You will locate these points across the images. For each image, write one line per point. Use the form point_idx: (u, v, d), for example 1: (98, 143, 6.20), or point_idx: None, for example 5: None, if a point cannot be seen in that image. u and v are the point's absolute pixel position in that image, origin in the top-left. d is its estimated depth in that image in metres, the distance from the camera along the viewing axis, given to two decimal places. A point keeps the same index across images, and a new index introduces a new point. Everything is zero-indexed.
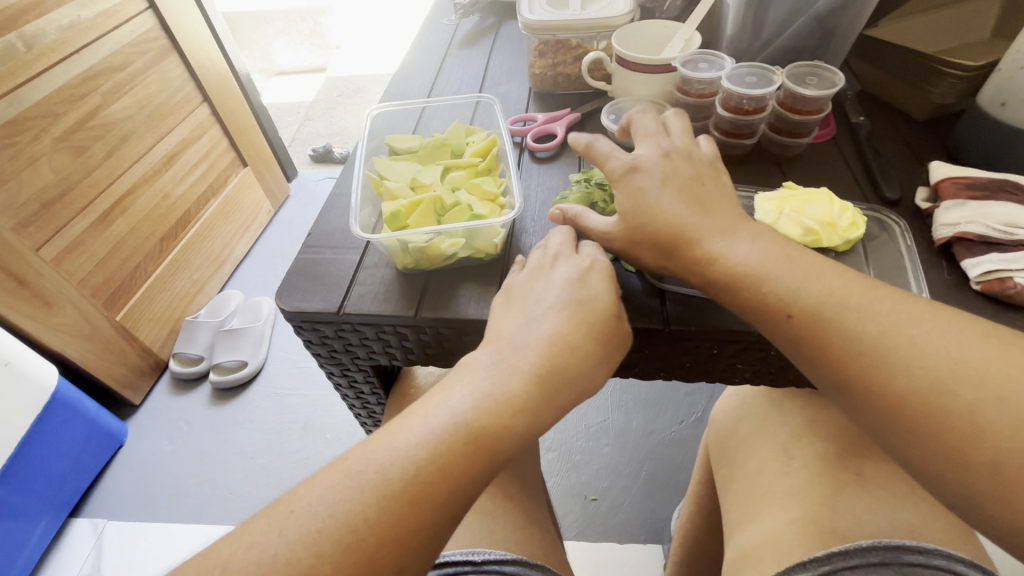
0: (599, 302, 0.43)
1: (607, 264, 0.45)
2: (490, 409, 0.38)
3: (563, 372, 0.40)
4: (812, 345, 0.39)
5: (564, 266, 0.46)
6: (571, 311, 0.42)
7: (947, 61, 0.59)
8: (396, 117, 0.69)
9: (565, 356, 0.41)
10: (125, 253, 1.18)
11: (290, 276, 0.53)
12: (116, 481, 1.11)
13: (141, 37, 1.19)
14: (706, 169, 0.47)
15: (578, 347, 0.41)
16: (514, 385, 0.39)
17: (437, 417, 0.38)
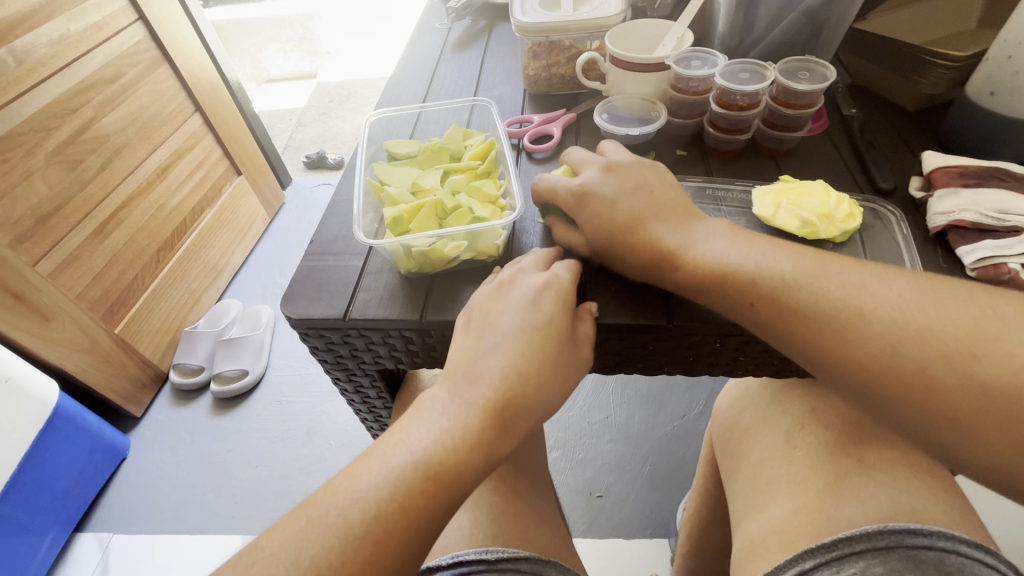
0: (551, 323, 0.43)
1: (564, 284, 0.45)
2: (447, 446, 0.39)
3: (543, 373, 0.42)
4: (782, 327, 0.40)
5: (526, 280, 0.46)
6: (524, 337, 0.42)
7: (935, 52, 0.60)
8: (393, 122, 0.69)
9: (519, 389, 0.41)
10: (122, 265, 1.18)
11: (295, 283, 0.53)
12: (120, 494, 1.11)
13: (131, 49, 1.19)
14: (650, 172, 0.49)
15: (532, 376, 0.41)
16: (469, 421, 0.40)
17: (395, 457, 0.39)
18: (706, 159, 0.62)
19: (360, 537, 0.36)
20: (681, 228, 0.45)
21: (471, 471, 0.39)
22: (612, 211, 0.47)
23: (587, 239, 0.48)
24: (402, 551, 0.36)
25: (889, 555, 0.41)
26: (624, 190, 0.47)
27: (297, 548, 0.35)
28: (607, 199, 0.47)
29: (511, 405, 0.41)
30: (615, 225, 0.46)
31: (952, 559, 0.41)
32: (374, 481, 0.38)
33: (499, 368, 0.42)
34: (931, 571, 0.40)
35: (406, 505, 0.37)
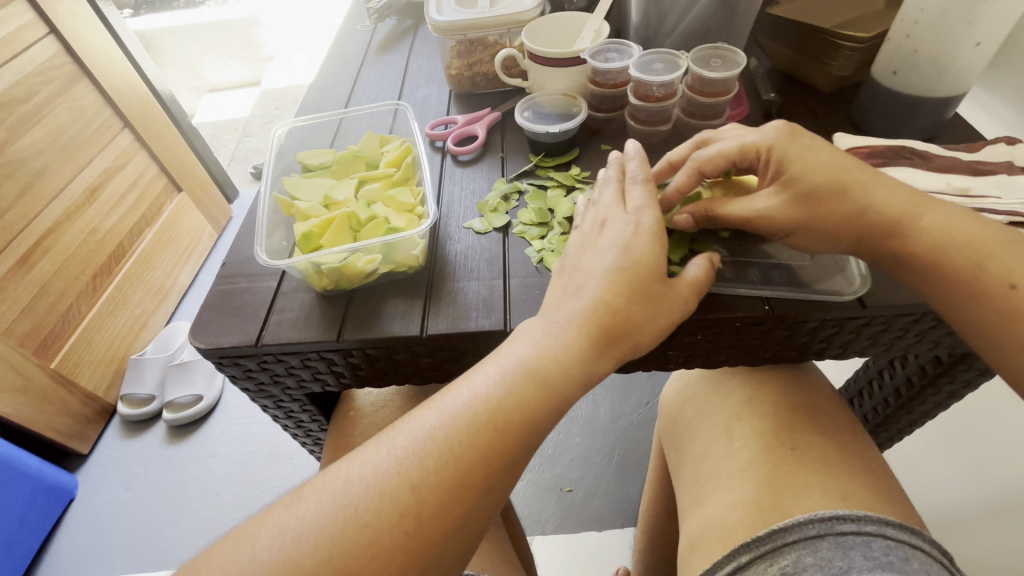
0: (645, 265, 0.41)
1: (652, 225, 0.43)
2: (552, 355, 0.39)
3: (624, 324, 0.40)
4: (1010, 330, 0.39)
5: (617, 225, 0.43)
6: (618, 275, 0.40)
7: (841, 34, 0.60)
8: (312, 130, 0.66)
9: (613, 315, 0.39)
10: (53, 296, 1.10)
11: (203, 312, 0.50)
12: (70, 537, 1.05)
13: (45, 65, 1.11)
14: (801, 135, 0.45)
15: (621, 310, 0.40)
16: (569, 337, 0.39)
17: (505, 361, 0.39)
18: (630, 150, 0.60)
19: (484, 423, 0.36)
20: (909, 206, 0.42)
21: (577, 376, 0.39)
22: (813, 172, 0.43)
23: (777, 197, 0.44)
24: (518, 444, 0.37)
25: (819, 543, 0.41)
26: (836, 157, 0.43)
27: (432, 425, 0.37)
28: (813, 164, 0.43)
29: (612, 330, 0.40)
30: (839, 187, 0.42)
31: (879, 543, 0.41)
32: (491, 374, 0.38)
33: (598, 292, 0.40)
34: (860, 556, 0.40)
35: (523, 404, 0.37)
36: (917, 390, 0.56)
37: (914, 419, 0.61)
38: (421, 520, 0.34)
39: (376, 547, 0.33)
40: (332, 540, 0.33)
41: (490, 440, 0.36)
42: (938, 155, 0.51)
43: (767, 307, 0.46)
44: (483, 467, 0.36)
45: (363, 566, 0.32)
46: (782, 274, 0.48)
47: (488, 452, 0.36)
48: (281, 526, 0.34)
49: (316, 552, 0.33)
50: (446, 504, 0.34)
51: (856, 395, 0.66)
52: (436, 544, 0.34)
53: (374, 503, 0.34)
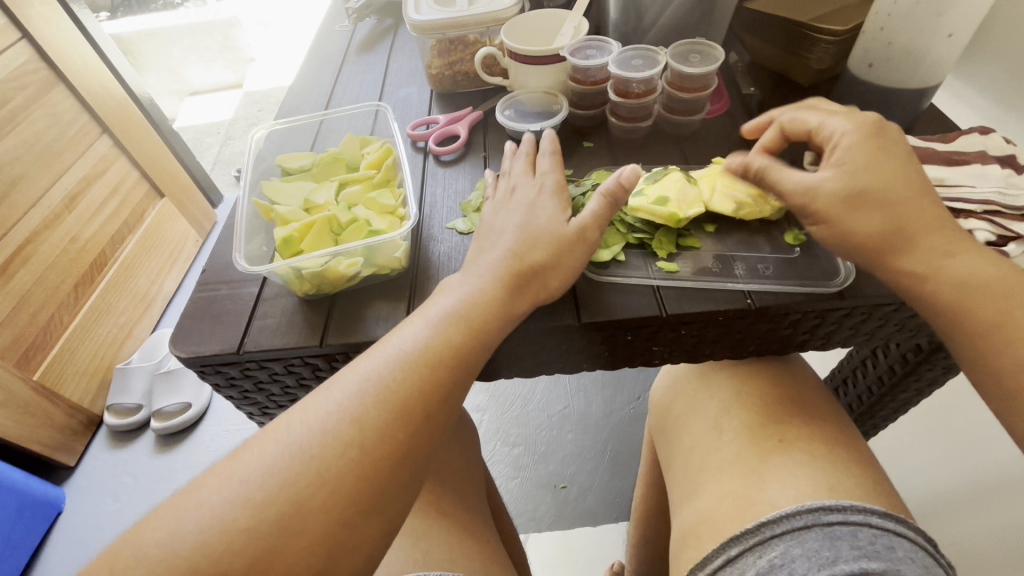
0: (546, 219, 0.45)
1: (553, 185, 0.48)
2: (476, 301, 0.41)
3: (537, 269, 0.43)
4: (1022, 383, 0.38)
5: (524, 191, 0.48)
6: (530, 232, 0.44)
7: (817, 27, 0.60)
8: (291, 133, 0.65)
9: (528, 261, 0.43)
10: (34, 307, 1.08)
11: (183, 321, 0.49)
12: (59, 551, 1.03)
13: (18, 71, 1.08)
14: (890, 143, 0.42)
15: (535, 258, 0.43)
16: (489, 287, 0.42)
17: (431, 312, 0.41)
18: (612, 147, 0.61)
19: (416, 361, 0.38)
20: (944, 239, 0.40)
21: (501, 316, 0.41)
22: (878, 175, 0.41)
23: (834, 181, 0.41)
24: (453, 379, 0.38)
25: (806, 535, 0.42)
26: (902, 167, 0.41)
27: (367, 369, 0.37)
28: (873, 170, 0.41)
29: (525, 275, 0.42)
30: (894, 196, 0.40)
31: (865, 532, 0.42)
32: (420, 324, 0.40)
33: (512, 246, 0.44)
34: (846, 546, 0.41)
35: (451, 343, 0.39)
36: (899, 377, 0.56)
37: (897, 407, 0.62)
38: (369, 454, 0.34)
39: (324, 480, 0.33)
40: (280, 475, 0.33)
41: (424, 376, 0.37)
42: (914, 146, 0.52)
43: (748, 301, 0.46)
44: (419, 401, 0.37)
45: (310, 494, 0.33)
46: (768, 266, 0.48)
47: (423, 388, 0.37)
48: (233, 478, 0.33)
49: (265, 486, 0.33)
50: (389, 436, 0.35)
51: (842, 382, 0.67)
52: (384, 476, 0.34)
53: (318, 440, 0.34)
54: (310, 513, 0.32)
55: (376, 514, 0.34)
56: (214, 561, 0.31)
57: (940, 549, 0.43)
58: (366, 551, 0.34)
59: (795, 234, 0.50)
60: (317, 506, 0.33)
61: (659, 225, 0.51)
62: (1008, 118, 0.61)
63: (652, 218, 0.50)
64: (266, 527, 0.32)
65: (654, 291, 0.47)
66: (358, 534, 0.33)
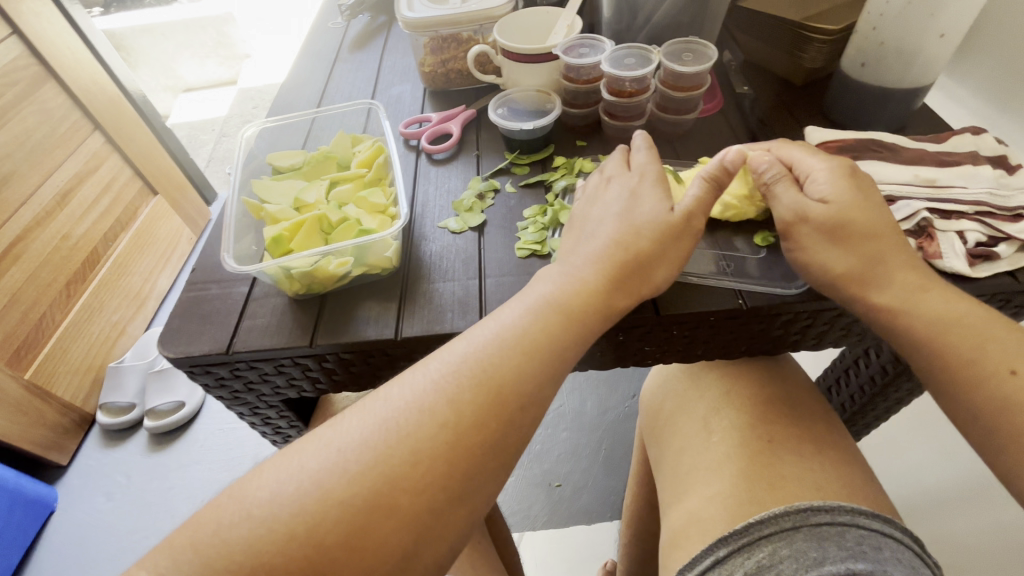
0: (649, 207, 0.43)
1: (656, 173, 0.45)
2: (575, 286, 0.40)
3: (639, 257, 0.41)
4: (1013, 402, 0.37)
5: (620, 181, 0.46)
6: (629, 222, 0.42)
7: (811, 27, 0.60)
8: (283, 131, 0.65)
9: (629, 250, 0.41)
10: (25, 305, 1.07)
11: (173, 320, 0.49)
12: (50, 551, 1.02)
13: (9, 67, 1.07)
14: (868, 187, 0.43)
15: (636, 246, 0.41)
16: (587, 272, 0.41)
17: (530, 296, 0.40)
18: (607, 146, 0.60)
19: (512, 347, 0.37)
20: (917, 276, 0.41)
21: (600, 304, 0.40)
22: (859, 211, 0.42)
23: (821, 212, 0.42)
24: (546, 369, 0.37)
25: (794, 536, 0.42)
26: (880, 211, 0.42)
27: (464, 350, 0.37)
28: (855, 210, 0.41)
29: (627, 266, 0.41)
30: (872, 231, 0.41)
31: (852, 533, 0.42)
32: (517, 307, 0.39)
33: (612, 231, 0.42)
34: (834, 546, 0.41)
35: (547, 330, 0.38)
36: (891, 377, 0.56)
37: (890, 406, 0.61)
38: (459, 438, 0.34)
39: (418, 461, 0.33)
40: (378, 454, 0.33)
41: (526, 361, 0.37)
42: (905, 146, 0.51)
43: (740, 301, 0.46)
44: (513, 387, 0.36)
45: (404, 474, 0.32)
46: (751, 265, 0.48)
47: (520, 372, 0.36)
48: (328, 446, 0.34)
49: (361, 459, 0.33)
50: (484, 421, 0.35)
51: (834, 382, 0.67)
52: (476, 464, 0.34)
53: (415, 418, 0.34)
54: (403, 492, 0.32)
55: (464, 501, 0.33)
56: (307, 531, 0.31)
57: (926, 548, 0.43)
58: (456, 536, 0.33)
59: (763, 235, 0.50)
60: (411, 487, 0.32)
61: None
62: (1001, 118, 0.61)
63: None
64: (361, 505, 0.32)
65: None
66: (450, 517, 0.33)
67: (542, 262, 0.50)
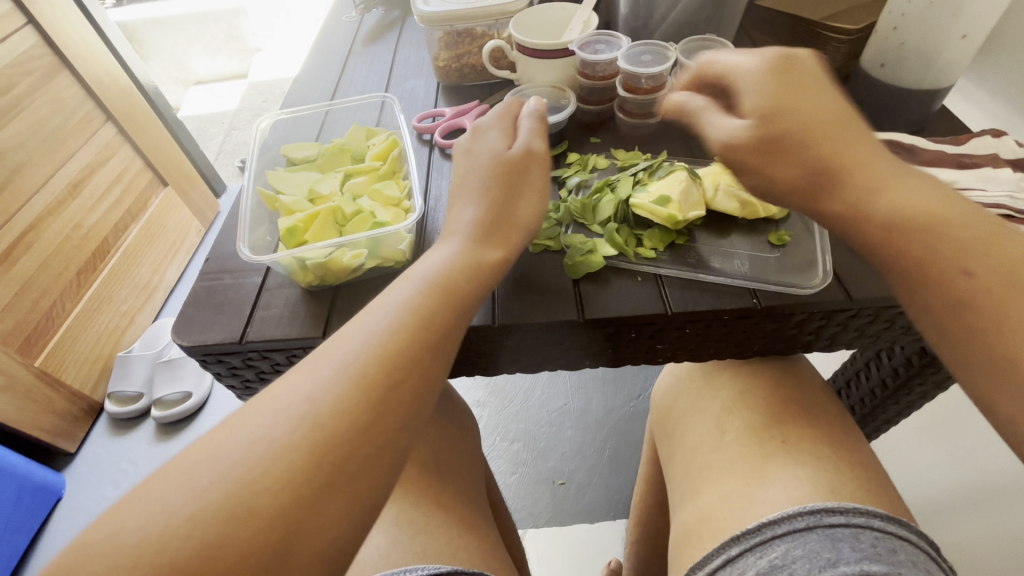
0: (493, 161, 0.45)
1: (493, 130, 0.48)
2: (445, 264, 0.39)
3: (497, 207, 0.43)
4: (984, 312, 0.32)
5: (468, 145, 0.48)
6: (482, 177, 0.45)
7: (832, 26, 0.60)
8: (298, 124, 0.65)
9: (486, 202, 0.43)
10: (36, 293, 1.08)
11: (186, 309, 0.49)
12: (57, 538, 1.03)
13: (23, 56, 1.08)
14: (806, 74, 0.40)
15: (490, 199, 0.43)
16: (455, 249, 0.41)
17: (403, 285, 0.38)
18: (621, 142, 0.60)
19: (385, 330, 0.34)
20: (867, 174, 0.38)
21: (470, 270, 0.39)
22: (792, 103, 0.39)
23: (749, 127, 0.40)
24: (420, 343, 0.34)
25: (808, 536, 0.42)
26: (818, 105, 0.39)
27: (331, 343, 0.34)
28: (790, 109, 0.39)
29: (487, 219, 0.42)
30: (806, 132, 0.39)
31: (867, 535, 0.41)
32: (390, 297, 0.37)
33: (472, 199, 0.44)
34: (848, 547, 0.40)
35: (420, 310, 0.36)
36: (902, 381, 0.56)
37: (899, 410, 0.61)
38: (326, 433, 0.30)
39: (274, 457, 0.29)
40: (225, 477, 0.28)
41: (400, 339, 0.34)
42: (924, 148, 0.51)
43: (755, 300, 0.46)
44: (382, 370, 0.32)
45: (265, 475, 0.28)
46: (768, 263, 0.48)
47: (386, 356, 0.33)
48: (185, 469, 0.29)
49: (218, 473, 0.28)
50: (355, 411, 0.31)
51: (845, 385, 0.67)
52: (351, 454, 0.30)
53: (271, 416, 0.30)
54: (262, 499, 0.27)
55: (338, 495, 0.29)
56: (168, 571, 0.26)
57: (943, 553, 0.43)
58: (334, 543, 0.28)
59: (778, 234, 0.50)
60: (268, 487, 0.28)
61: (654, 225, 0.50)
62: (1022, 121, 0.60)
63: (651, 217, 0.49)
64: (216, 538, 0.26)
65: (660, 288, 0.47)
66: (314, 530, 0.28)
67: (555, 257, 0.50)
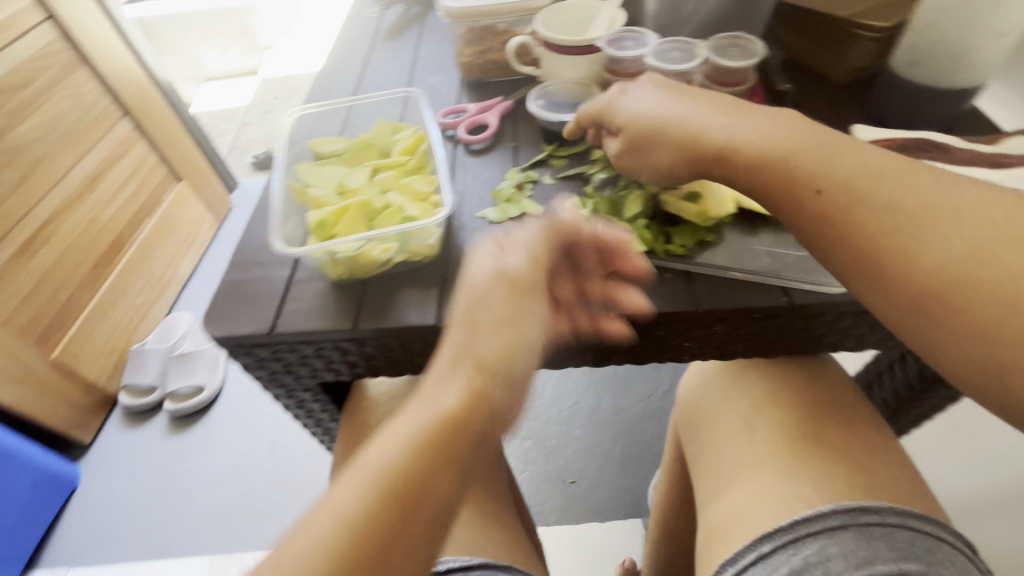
0: (507, 310, 0.39)
1: (505, 267, 0.41)
2: (461, 394, 0.36)
3: (509, 346, 0.38)
4: (837, 221, 0.40)
5: (479, 274, 0.41)
6: (495, 326, 0.38)
7: (856, 23, 0.60)
8: (322, 118, 0.65)
9: (499, 341, 0.38)
10: (54, 285, 1.10)
11: (216, 300, 0.49)
12: (71, 528, 1.05)
13: (43, 51, 1.09)
14: (648, 82, 0.50)
15: (502, 337, 0.38)
16: (470, 380, 0.37)
17: (414, 419, 0.35)
18: None
19: (402, 472, 0.33)
20: (723, 136, 0.44)
21: (485, 402, 0.36)
22: (642, 110, 0.48)
23: (623, 138, 0.49)
24: (435, 481, 0.33)
25: (843, 535, 0.42)
26: (660, 102, 0.48)
27: (344, 486, 0.33)
28: (639, 112, 0.48)
29: (502, 358, 0.38)
30: (667, 126, 0.46)
31: (903, 534, 0.42)
32: (404, 432, 0.34)
33: (480, 337, 0.38)
34: (884, 546, 0.41)
35: (434, 448, 0.34)
36: (930, 381, 0.56)
37: (926, 410, 0.62)
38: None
39: None
40: None
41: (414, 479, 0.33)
42: (958, 147, 0.51)
43: (785, 298, 0.45)
44: (395, 514, 0.32)
45: None
46: (797, 257, 0.48)
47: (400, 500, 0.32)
48: None
49: None
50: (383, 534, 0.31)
51: (865, 388, 0.65)
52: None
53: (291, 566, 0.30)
54: None
55: None
56: None
57: (977, 551, 0.43)
58: None
59: None
60: None
61: (683, 221, 0.50)
62: None
63: (683, 213, 0.50)
64: None
65: (690, 284, 0.47)
66: None
67: None
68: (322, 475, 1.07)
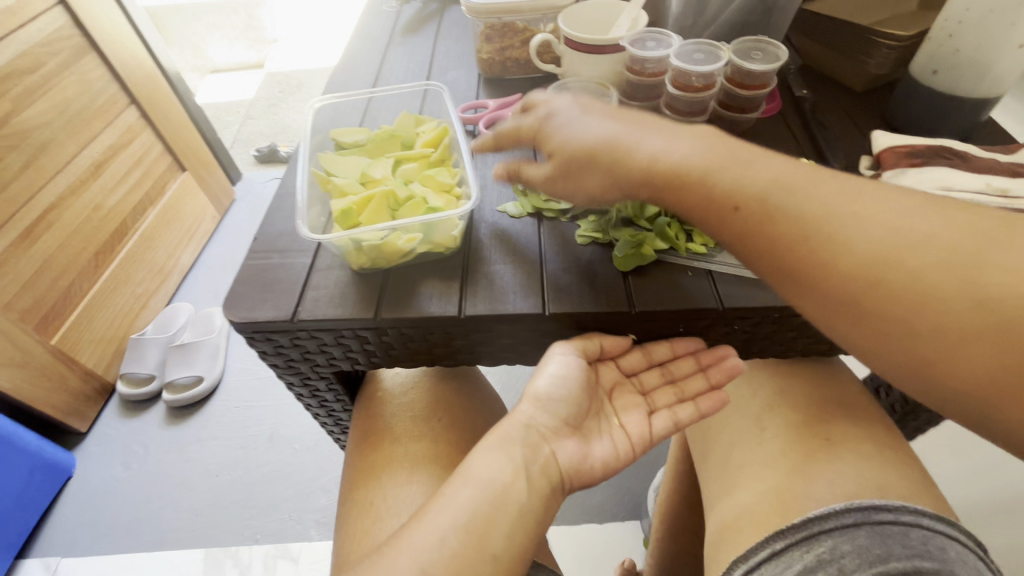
0: (576, 385, 0.49)
1: (570, 356, 0.50)
2: (530, 422, 0.48)
3: (568, 396, 0.49)
4: (759, 236, 0.36)
5: (552, 368, 0.50)
6: (564, 398, 0.49)
7: (883, 32, 0.60)
8: (341, 110, 0.66)
9: (563, 396, 0.49)
10: (55, 271, 1.09)
11: (236, 285, 0.49)
12: (66, 516, 1.04)
13: (52, 36, 1.09)
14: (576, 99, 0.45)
15: (562, 392, 0.49)
16: (530, 411, 0.48)
17: (496, 439, 0.46)
18: None
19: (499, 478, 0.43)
20: (647, 167, 0.39)
21: (542, 424, 0.48)
22: (563, 138, 0.42)
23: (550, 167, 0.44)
24: (521, 482, 0.44)
25: (856, 532, 0.42)
26: (584, 124, 0.42)
27: (462, 492, 0.43)
28: (561, 138, 0.43)
29: (563, 404, 0.49)
30: (593, 155, 0.41)
31: (916, 533, 0.42)
32: (491, 447, 0.46)
33: (543, 388, 0.49)
34: (897, 544, 0.41)
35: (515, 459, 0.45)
36: None
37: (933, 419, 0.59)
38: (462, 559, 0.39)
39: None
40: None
41: (508, 478, 0.44)
42: (976, 156, 0.52)
43: None
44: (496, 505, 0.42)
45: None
46: None
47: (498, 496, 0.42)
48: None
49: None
50: (490, 518, 0.41)
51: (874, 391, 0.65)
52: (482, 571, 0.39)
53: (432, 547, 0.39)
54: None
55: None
56: None
57: (987, 551, 0.43)
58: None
59: None
60: None
61: None
62: None
63: None
64: None
65: (711, 282, 0.47)
66: None
67: (603, 250, 0.50)
68: (320, 469, 1.06)
